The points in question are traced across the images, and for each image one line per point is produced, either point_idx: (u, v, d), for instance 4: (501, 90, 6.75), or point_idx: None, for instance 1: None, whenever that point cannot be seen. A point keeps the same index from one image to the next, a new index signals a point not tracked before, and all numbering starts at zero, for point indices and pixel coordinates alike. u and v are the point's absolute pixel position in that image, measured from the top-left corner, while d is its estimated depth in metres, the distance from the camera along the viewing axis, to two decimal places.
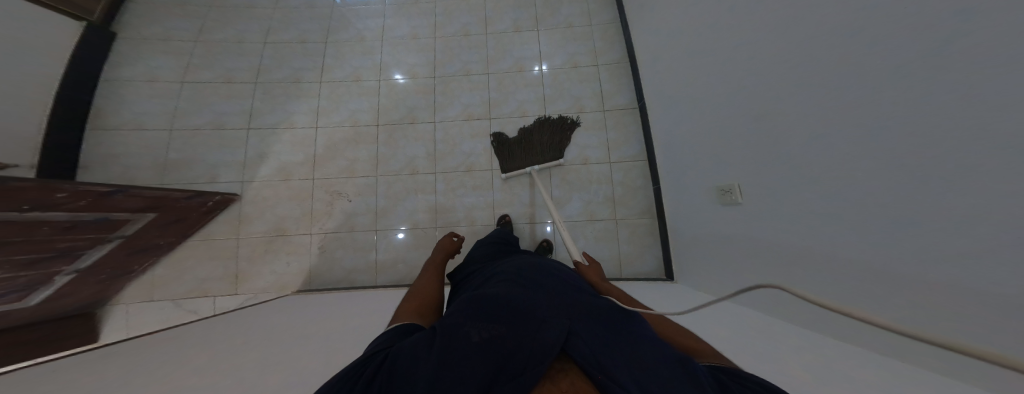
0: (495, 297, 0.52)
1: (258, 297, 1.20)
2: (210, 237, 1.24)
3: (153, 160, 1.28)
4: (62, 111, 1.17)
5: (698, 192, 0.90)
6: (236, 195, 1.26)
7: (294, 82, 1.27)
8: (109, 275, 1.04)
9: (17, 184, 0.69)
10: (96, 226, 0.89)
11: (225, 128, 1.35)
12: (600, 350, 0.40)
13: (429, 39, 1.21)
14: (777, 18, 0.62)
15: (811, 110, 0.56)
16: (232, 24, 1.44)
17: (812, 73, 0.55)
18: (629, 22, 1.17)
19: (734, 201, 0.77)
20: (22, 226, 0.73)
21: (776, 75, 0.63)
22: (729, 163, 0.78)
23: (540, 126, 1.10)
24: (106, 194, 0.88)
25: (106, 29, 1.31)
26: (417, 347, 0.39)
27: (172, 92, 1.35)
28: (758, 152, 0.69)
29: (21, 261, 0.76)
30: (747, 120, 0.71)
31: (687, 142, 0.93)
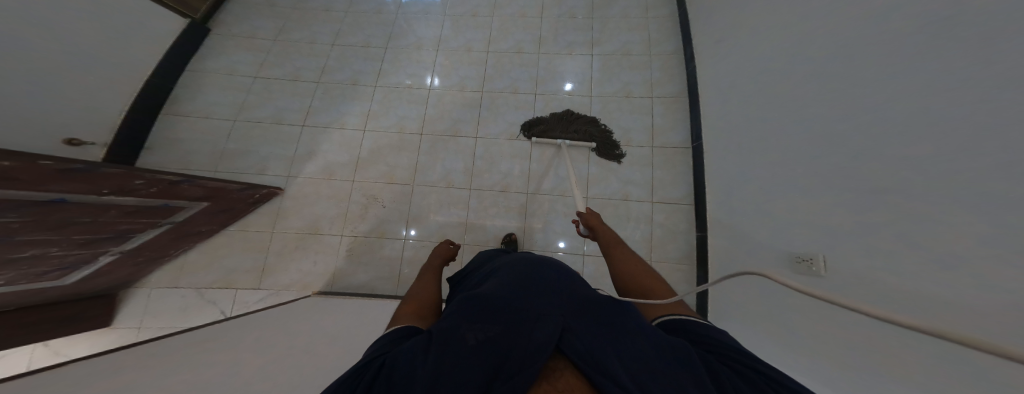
0: (488, 295, 0.47)
1: (280, 294, 1.22)
2: (247, 227, 1.29)
3: (213, 148, 1.39)
4: (145, 95, 1.31)
5: (754, 249, 0.78)
6: (280, 189, 1.32)
7: (351, 84, 1.34)
8: (146, 258, 1.10)
9: (105, 171, 0.76)
10: (156, 212, 0.95)
11: (282, 122, 1.43)
12: (602, 341, 0.35)
13: (483, 53, 1.23)
14: (877, 62, 0.54)
15: (921, 174, 0.45)
16: (308, 26, 1.56)
17: (927, 128, 0.45)
18: (694, 55, 1.11)
19: (813, 273, 0.61)
20: (97, 208, 0.80)
21: (875, 128, 0.53)
22: (803, 227, 0.65)
23: (581, 116, 1.10)
24: (174, 182, 0.95)
25: (204, 25, 1.48)
26: (412, 352, 0.33)
27: (243, 85, 1.47)
28: (843, 216, 0.58)
29: (81, 240, 0.83)
30: (833, 177, 0.60)
31: (747, 192, 0.83)
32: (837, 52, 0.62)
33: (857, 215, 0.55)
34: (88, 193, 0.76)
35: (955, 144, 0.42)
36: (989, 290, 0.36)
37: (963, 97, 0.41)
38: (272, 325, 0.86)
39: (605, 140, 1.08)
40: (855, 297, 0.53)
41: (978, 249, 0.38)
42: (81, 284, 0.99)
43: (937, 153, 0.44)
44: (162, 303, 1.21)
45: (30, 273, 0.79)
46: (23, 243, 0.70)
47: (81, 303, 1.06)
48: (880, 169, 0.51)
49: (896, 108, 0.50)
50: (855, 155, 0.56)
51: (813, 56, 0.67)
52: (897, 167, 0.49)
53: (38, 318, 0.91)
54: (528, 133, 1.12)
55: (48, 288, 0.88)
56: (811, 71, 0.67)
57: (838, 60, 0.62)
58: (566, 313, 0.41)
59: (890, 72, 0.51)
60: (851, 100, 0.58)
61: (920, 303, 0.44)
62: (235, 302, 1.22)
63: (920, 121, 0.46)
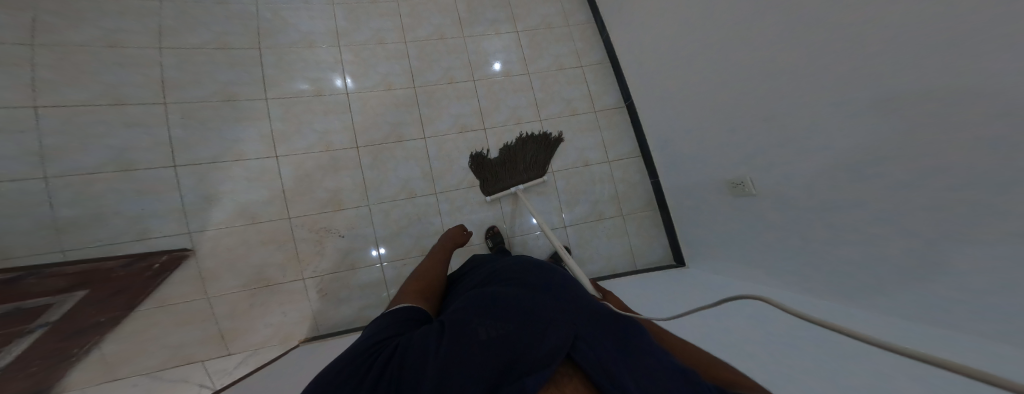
0: (499, 301, 0.53)
1: (261, 352, 1.10)
2: (169, 300, 1.06)
3: (34, 222, 0.95)
4: None
5: (695, 179, 0.98)
6: (189, 249, 1.08)
7: (227, 101, 1.02)
8: (42, 365, 0.81)
9: None
10: (10, 317, 0.69)
11: (138, 168, 1.06)
12: (605, 350, 0.40)
13: (399, 44, 1.06)
14: (753, 41, 0.69)
15: (794, 132, 0.64)
16: (101, 21, 1.06)
17: (793, 94, 0.62)
18: (605, 24, 1.17)
19: (746, 192, 0.80)
20: None
21: (762, 91, 0.69)
22: (726, 162, 0.85)
23: (524, 146, 1.03)
24: (12, 279, 0.75)
25: None
26: (427, 343, 0.41)
27: (21, 124, 0.96)
28: (739, 159, 0.80)
29: None
30: (738, 127, 0.78)
31: (676, 139, 1.02)
32: (719, 26, 0.76)
33: (753, 154, 0.75)
34: None
35: (810, 109, 0.59)
36: (850, 197, 0.55)
37: (813, 80, 0.57)
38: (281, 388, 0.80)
39: (552, 152, 1.07)
40: (775, 216, 0.73)
41: (838, 175, 0.56)
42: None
43: (798, 112, 0.62)
44: None
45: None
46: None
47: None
48: (766, 126, 0.70)
49: (767, 76, 0.67)
50: (749, 113, 0.74)
51: (706, 24, 0.80)
52: (780, 121, 0.67)
53: None
54: (485, 193, 1.08)
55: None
56: (704, 37, 0.81)
57: (724, 32, 0.76)
58: (577, 321, 0.46)
59: (764, 52, 0.66)
60: (741, 65, 0.73)
61: (815, 214, 0.63)
62: (211, 372, 1.06)
63: (790, 91, 0.63)
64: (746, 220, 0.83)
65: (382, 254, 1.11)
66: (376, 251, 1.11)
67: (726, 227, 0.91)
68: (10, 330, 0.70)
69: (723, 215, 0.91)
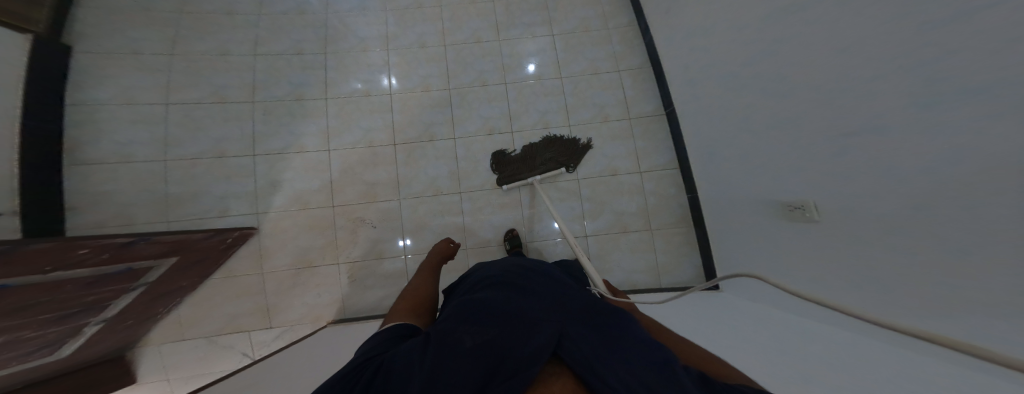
0: (487, 302, 0.51)
1: (294, 329, 1.21)
2: (232, 273, 1.22)
3: (152, 196, 1.21)
4: (33, 147, 1.07)
5: (739, 195, 0.87)
6: (253, 228, 1.23)
7: (295, 100, 1.18)
8: (136, 321, 1.06)
9: (35, 247, 0.75)
10: (119, 277, 0.91)
11: (226, 155, 1.27)
12: (592, 348, 0.40)
13: (440, 48, 1.13)
14: (816, 35, 0.59)
15: (859, 144, 0.53)
16: (217, 34, 1.32)
17: (863, 96, 0.51)
18: (648, 26, 1.11)
19: (807, 218, 0.65)
20: (49, 285, 0.78)
21: (824, 91, 0.58)
22: (776, 176, 0.73)
23: (543, 143, 1.08)
24: (127, 244, 0.91)
25: (54, 41, 1.15)
26: (411, 354, 0.38)
27: (157, 116, 1.24)
28: (790, 170, 0.69)
29: (47, 319, 0.81)
30: (791, 138, 0.68)
31: (720, 149, 0.91)
32: (777, 22, 0.67)
33: (808, 168, 0.64)
34: (30, 274, 0.75)
35: (884, 114, 0.48)
36: (934, 227, 0.43)
37: (893, 79, 0.46)
38: (301, 367, 0.88)
39: (571, 150, 1.08)
40: (834, 248, 0.60)
41: (917, 200, 0.45)
42: (82, 353, 0.96)
43: (870, 117, 0.50)
44: (174, 356, 1.17)
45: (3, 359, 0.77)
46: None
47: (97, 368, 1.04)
48: (828, 134, 0.59)
49: (830, 70, 0.57)
50: (806, 120, 0.63)
51: (762, 20, 0.71)
52: (842, 129, 0.56)
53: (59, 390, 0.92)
54: (500, 182, 1.11)
55: (43, 364, 0.87)
56: (756, 38, 0.73)
57: (782, 28, 0.66)
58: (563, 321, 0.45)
59: (827, 49, 0.57)
60: (800, 64, 0.63)
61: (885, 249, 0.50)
62: (253, 342, 1.21)
63: (859, 92, 0.52)
64: (795, 246, 0.70)
65: (407, 246, 1.16)
66: (402, 242, 1.17)
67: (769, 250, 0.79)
68: (119, 285, 0.93)
69: (768, 242, 0.78)
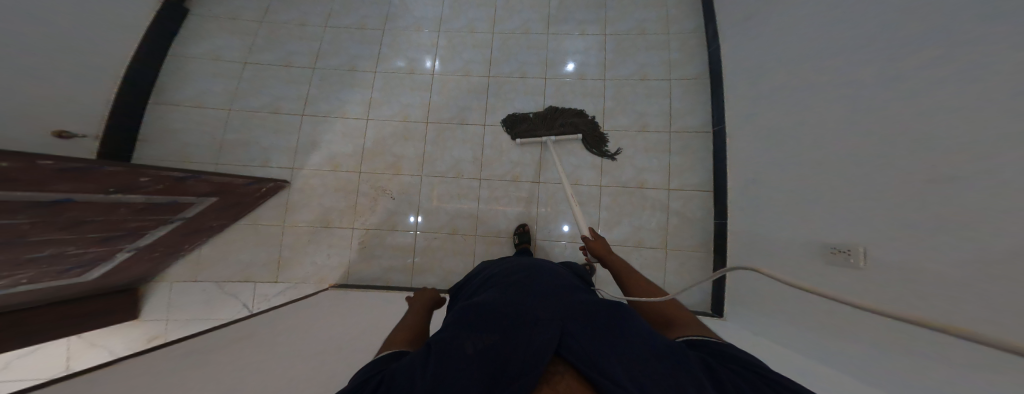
0: (484, 305, 0.48)
1: (299, 287, 1.26)
2: (257, 221, 1.32)
3: (211, 139, 1.35)
4: (131, 87, 1.25)
5: (770, 228, 0.79)
6: (286, 182, 1.31)
7: (349, 70, 1.28)
8: (162, 253, 1.15)
9: (107, 169, 0.79)
10: (163, 208, 0.99)
11: (281, 112, 1.38)
12: (597, 344, 0.38)
13: (488, 35, 1.16)
14: (917, 51, 0.51)
15: (946, 179, 0.45)
16: (298, 6, 1.47)
17: (962, 124, 0.43)
18: (718, 32, 1.03)
19: (851, 264, 0.57)
20: (104, 206, 0.84)
21: (912, 114, 0.50)
22: (825, 211, 0.65)
23: (565, 108, 1.07)
24: (181, 179, 0.98)
25: (180, 4, 1.38)
26: (413, 367, 0.34)
27: (235, 72, 1.40)
28: (839, 204, 0.61)
29: (93, 238, 0.88)
30: (850, 167, 0.60)
31: (762, 175, 0.83)
32: (873, 35, 0.58)
33: (870, 201, 0.56)
34: (94, 193, 0.80)
35: (985, 148, 0.40)
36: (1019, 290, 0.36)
37: (999, 108, 0.39)
38: (293, 319, 0.91)
39: (591, 121, 1.06)
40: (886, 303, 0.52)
41: (1012, 256, 0.37)
42: (105, 281, 1.07)
43: (966, 150, 0.43)
44: (183, 297, 1.27)
45: (52, 272, 0.88)
46: (31, 243, 0.76)
47: (108, 298, 1.14)
48: (899, 162, 0.51)
49: (915, 91, 0.50)
50: (872, 150, 0.56)
51: (851, 37, 0.63)
52: (924, 160, 0.48)
53: (67, 313, 1.00)
54: (512, 134, 1.10)
55: (76, 283, 0.98)
56: (837, 59, 0.65)
57: (877, 43, 0.57)
58: (565, 318, 0.43)
59: (926, 67, 0.49)
60: (884, 83, 0.55)
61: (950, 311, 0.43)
62: (255, 295, 1.28)
63: (957, 120, 0.44)
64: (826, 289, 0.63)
65: (418, 222, 1.17)
66: (413, 218, 1.18)
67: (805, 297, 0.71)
68: (162, 215, 1.00)
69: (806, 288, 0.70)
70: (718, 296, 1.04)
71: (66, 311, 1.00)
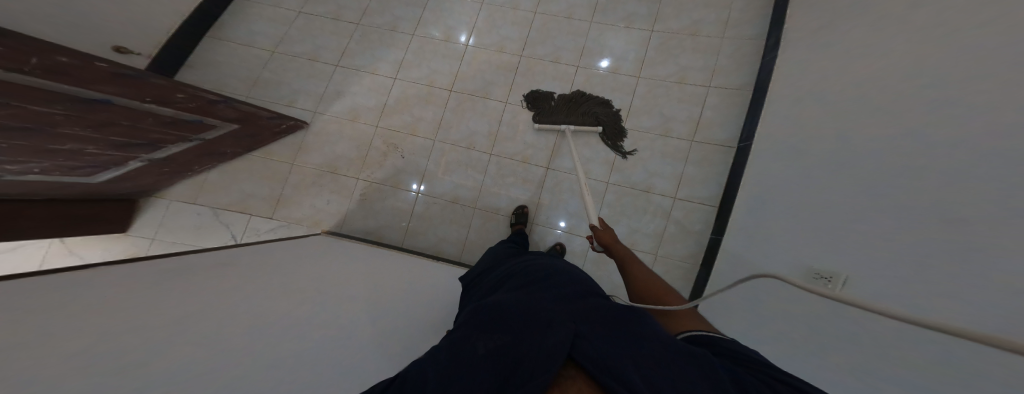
0: (497, 304, 0.45)
1: (291, 226, 1.27)
2: (269, 156, 1.35)
3: (249, 75, 1.41)
4: (196, 19, 1.33)
5: (762, 250, 0.78)
6: (305, 123, 1.34)
7: (389, 30, 1.31)
8: (171, 170, 1.20)
9: (152, 80, 0.85)
10: (189, 125, 1.03)
11: (317, 60, 1.40)
12: (611, 350, 0.34)
13: (530, 13, 1.17)
14: (957, 82, 0.48)
15: (957, 213, 0.42)
16: None
17: (986, 157, 0.41)
18: (781, 42, 0.97)
19: (830, 289, 0.59)
20: (136, 113, 0.87)
21: (941, 142, 0.47)
22: (835, 240, 0.61)
23: (591, 97, 1.07)
24: (212, 102, 1.03)
25: None
26: (424, 369, 0.33)
27: (287, 19, 1.46)
28: (851, 230, 0.58)
29: (116, 142, 0.91)
30: (868, 192, 0.57)
31: (772, 197, 0.81)
32: (921, 65, 0.55)
33: (880, 229, 0.53)
34: (131, 99, 0.84)
35: (998, 182, 0.38)
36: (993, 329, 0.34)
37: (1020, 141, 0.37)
38: (275, 253, 0.92)
39: (614, 113, 1.05)
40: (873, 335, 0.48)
41: (995, 294, 0.35)
42: (100, 188, 1.08)
43: (982, 184, 0.40)
44: (177, 216, 1.30)
45: (65, 166, 0.88)
46: (58, 135, 0.76)
47: (97, 204, 1.15)
48: (916, 191, 0.49)
49: (955, 113, 0.47)
50: (893, 179, 0.53)
51: (905, 61, 0.59)
52: (943, 190, 0.45)
53: (60, 213, 1.02)
54: (536, 120, 1.08)
55: (75, 183, 0.98)
56: (876, 90, 0.62)
57: (926, 72, 0.54)
58: (579, 320, 0.40)
59: (961, 100, 0.47)
60: (923, 113, 0.52)
61: (931, 350, 0.40)
62: (247, 227, 1.30)
63: (983, 150, 0.41)
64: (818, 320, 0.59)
65: (419, 191, 1.17)
66: (416, 188, 1.17)
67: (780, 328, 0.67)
68: (185, 132, 1.05)
69: (788, 318, 0.66)
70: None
71: (61, 210, 1.02)
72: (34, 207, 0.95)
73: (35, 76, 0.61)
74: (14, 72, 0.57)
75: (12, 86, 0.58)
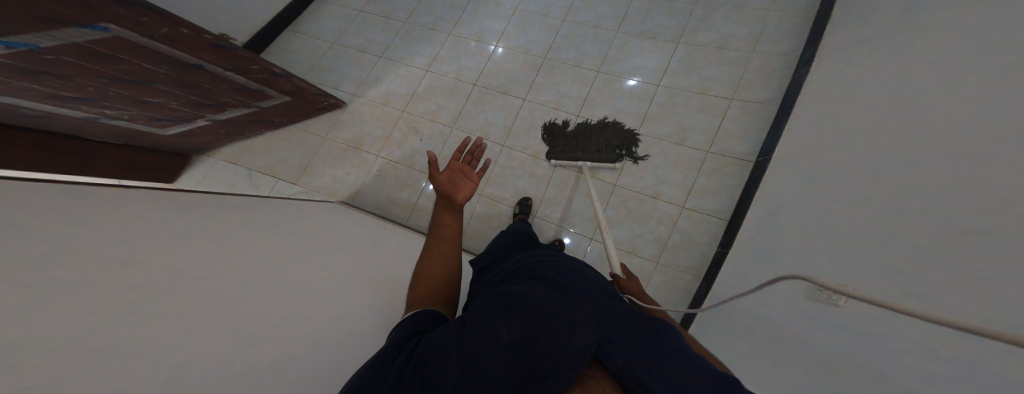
0: (518, 287, 0.40)
1: (311, 192, 1.36)
2: (307, 128, 1.48)
3: (307, 59, 1.59)
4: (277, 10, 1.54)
5: (764, 266, 0.72)
6: (343, 103, 1.47)
7: (430, 28, 1.44)
8: (224, 132, 1.34)
9: (236, 51, 0.98)
10: (252, 94, 1.16)
11: (366, 50, 1.55)
12: (645, 356, 0.27)
13: (559, 21, 1.23)
14: (998, 91, 0.44)
15: (997, 226, 0.37)
16: None
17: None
18: (812, 58, 0.93)
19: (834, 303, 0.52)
20: (216, 78, 1.01)
21: (973, 154, 0.44)
22: (851, 253, 0.54)
23: (599, 125, 1.06)
24: (276, 75, 1.16)
25: None
26: (444, 338, 0.29)
27: (349, 16, 1.64)
28: (868, 244, 0.52)
29: (193, 101, 1.04)
30: (892, 205, 0.52)
31: (782, 211, 0.75)
32: (964, 75, 0.51)
33: (904, 240, 0.47)
34: (216, 64, 0.97)
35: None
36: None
37: None
38: (291, 206, 0.99)
39: (625, 142, 1.03)
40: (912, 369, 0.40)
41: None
42: (165, 141, 1.23)
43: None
44: (221, 173, 1.45)
45: (147, 117, 1.02)
46: (153, 90, 0.91)
47: (161, 155, 1.31)
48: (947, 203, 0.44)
49: (997, 124, 0.43)
50: (923, 193, 0.48)
51: (944, 74, 0.55)
52: (986, 205, 0.39)
53: (133, 159, 1.17)
54: (550, 157, 1.09)
55: (151, 133, 1.12)
56: (908, 104, 0.58)
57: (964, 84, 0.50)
58: (603, 314, 0.33)
59: (1004, 109, 0.42)
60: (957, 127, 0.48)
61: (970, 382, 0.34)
62: (274, 188, 1.41)
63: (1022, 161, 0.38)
64: (832, 345, 0.52)
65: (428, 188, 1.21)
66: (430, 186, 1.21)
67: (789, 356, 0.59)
68: (246, 99, 1.18)
69: (795, 343, 0.59)
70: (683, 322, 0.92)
71: (133, 155, 1.18)
72: (111, 149, 1.10)
73: (155, 39, 0.78)
74: (147, 38, 0.76)
75: (136, 45, 0.76)
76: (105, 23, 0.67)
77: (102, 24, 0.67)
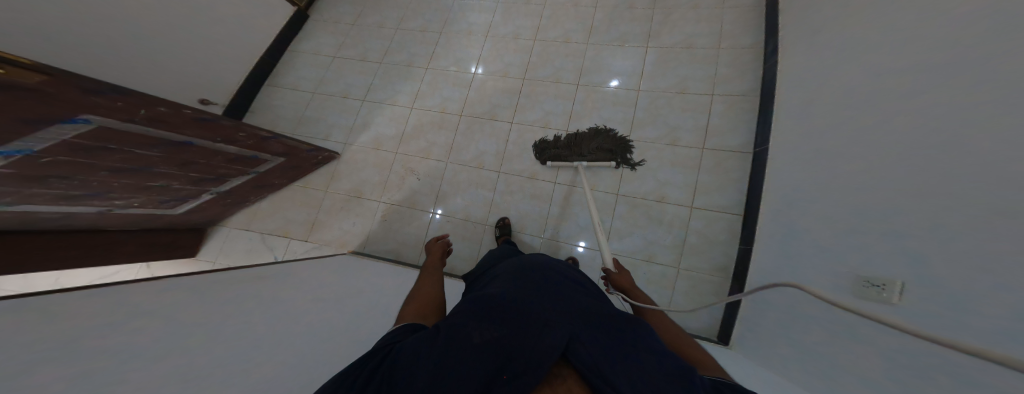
0: (495, 294, 0.42)
1: (324, 248, 1.39)
2: (308, 185, 1.51)
3: (294, 113, 1.60)
4: (254, 71, 1.56)
5: (791, 258, 0.72)
6: (338, 154, 1.48)
7: (406, 66, 1.45)
8: (230, 201, 1.37)
9: (223, 122, 0.98)
10: (247, 161, 1.18)
11: (348, 96, 1.57)
12: (607, 366, 0.31)
13: (530, 41, 1.23)
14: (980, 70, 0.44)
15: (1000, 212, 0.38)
16: (378, 13, 1.64)
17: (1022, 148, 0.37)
18: (782, 44, 0.94)
19: (885, 299, 0.49)
20: (209, 151, 1.02)
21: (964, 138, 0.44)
22: (870, 244, 0.54)
23: (591, 134, 1.06)
24: (265, 139, 1.16)
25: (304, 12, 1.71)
26: (420, 344, 0.31)
27: (324, 64, 1.66)
28: (886, 235, 0.52)
29: (193, 178, 1.07)
30: (896, 194, 0.52)
31: (794, 202, 0.75)
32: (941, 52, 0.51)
33: (918, 230, 0.47)
34: (206, 138, 0.97)
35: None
36: None
37: None
38: (309, 267, 1.01)
39: (620, 151, 1.03)
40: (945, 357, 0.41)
41: None
42: (181, 218, 1.26)
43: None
44: (234, 241, 1.48)
45: (156, 201, 1.05)
46: (153, 174, 0.94)
47: (178, 233, 1.35)
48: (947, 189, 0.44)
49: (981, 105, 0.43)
50: (926, 179, 0.48)
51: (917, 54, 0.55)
52: (992, 184, 0.39)
53: (152, 241, 1.21)
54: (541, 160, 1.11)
55: (164, 214, 1.16)
56: (892, 85, 0.58)
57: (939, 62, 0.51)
58: (575, 321, 0.37)
59: (987, 89, 0.43)
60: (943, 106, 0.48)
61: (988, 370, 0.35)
62: (288, 249, 1.44)
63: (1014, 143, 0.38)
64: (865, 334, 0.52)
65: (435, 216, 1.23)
66: (436, 216, 1.23)
67: (830, 347, 0.58)
68: (242, 167, 1.19)
69: (833, 332, 0.58)
70: (727, 321, 0.92)
71: (152, 238, 1.22)
72: (131, 237, 1.14)
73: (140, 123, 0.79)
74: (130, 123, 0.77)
75: (123, 132, 0.77)
76: (87, 115, 0.68)
77: (83, 116, 0.67)
